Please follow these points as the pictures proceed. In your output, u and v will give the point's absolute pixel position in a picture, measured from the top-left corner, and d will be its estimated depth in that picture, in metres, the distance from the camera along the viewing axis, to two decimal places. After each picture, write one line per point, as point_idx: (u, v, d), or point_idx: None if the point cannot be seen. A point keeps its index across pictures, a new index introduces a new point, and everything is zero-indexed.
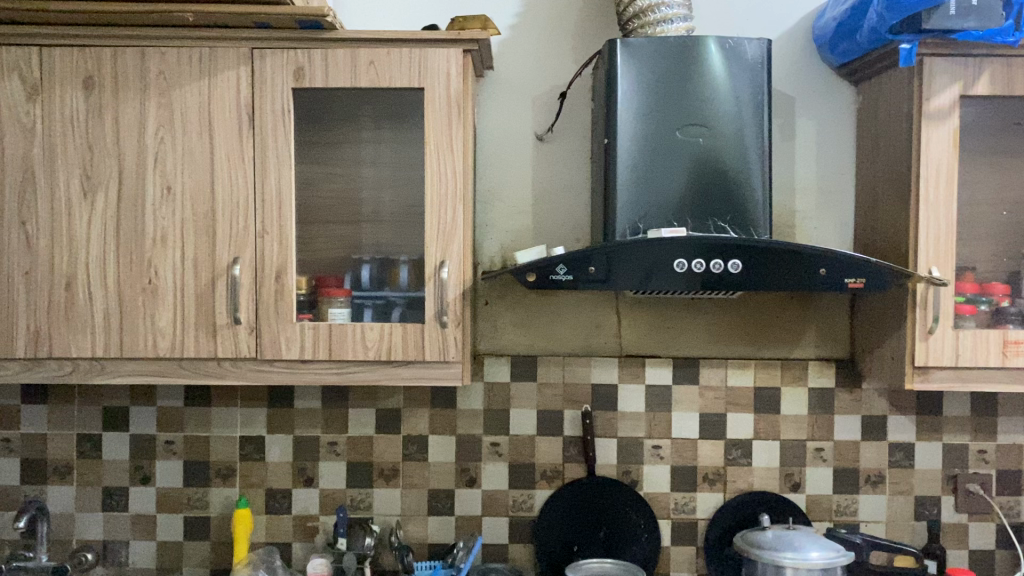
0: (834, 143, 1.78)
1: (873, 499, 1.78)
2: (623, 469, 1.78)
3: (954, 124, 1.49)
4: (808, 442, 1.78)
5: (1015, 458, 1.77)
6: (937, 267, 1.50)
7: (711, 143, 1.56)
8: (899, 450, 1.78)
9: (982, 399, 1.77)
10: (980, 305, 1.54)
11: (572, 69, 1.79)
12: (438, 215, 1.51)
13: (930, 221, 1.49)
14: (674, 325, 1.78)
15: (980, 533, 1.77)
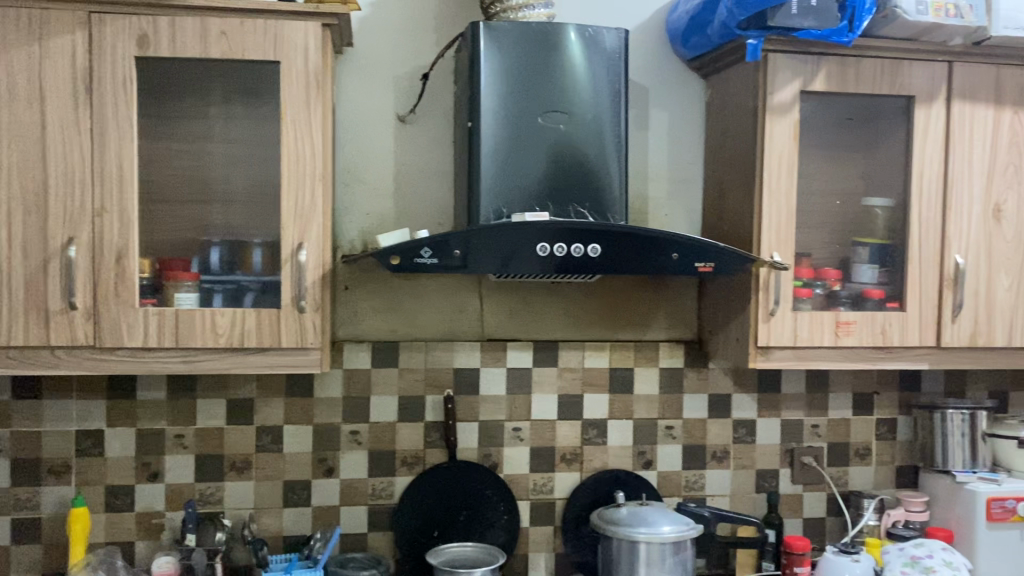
0: (686, 133, 1.85)
1: (719, 473, 1.87)
2: (483, 453, 1.79)
3: (795, 117, 1.58)
4: (659, 421, 1.85)
5: (844, 431, 1.91)
6: (778, 252, 1.59)
7: (571, 129, 1.58)
8: (742, 426, 1.88)
9: (815, 376, 1.90)
10: (815, 289, 1.64)
11: (433, 50, 1.77)
12: (296, 195, 1.45)
13: (773, 208, 1.58)
14: (534, 309, 1.80)
15: (814, 502, 1.90)
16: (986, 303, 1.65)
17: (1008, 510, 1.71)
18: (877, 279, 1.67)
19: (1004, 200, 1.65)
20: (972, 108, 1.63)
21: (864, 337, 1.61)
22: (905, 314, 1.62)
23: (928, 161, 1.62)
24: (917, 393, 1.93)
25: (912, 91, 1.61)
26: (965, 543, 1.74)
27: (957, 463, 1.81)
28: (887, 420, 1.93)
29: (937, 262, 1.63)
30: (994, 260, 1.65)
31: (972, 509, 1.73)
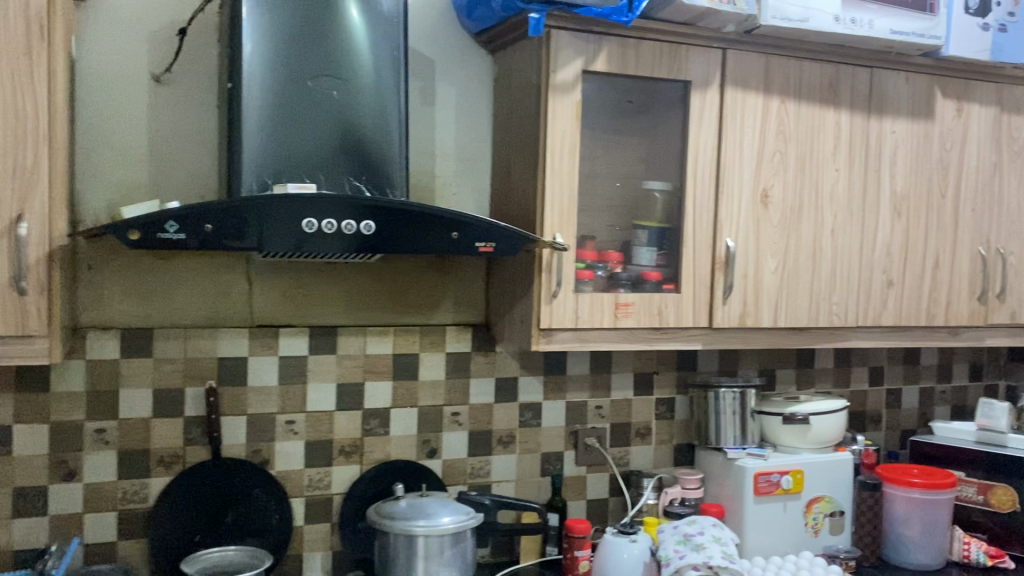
0: (472, 109, 1.78)
1: (503, 459, 1.83)
2: (252, 448, 1.65)
3: (576, 97, 1.55)
4: (444, 407, 1.78)
5: (626, 412, 1.93)
6: (560, 234, 1.56)
7: (346, 96, 1.46)
8: (527, 410, 1.85)
9: (598, 358, 1.90)
10: (597, 271, 1.62)
11: (194, 4, 1.59)
12: (14, 158, 1.25)
13: (555, 189, 1.55)
14: (310, 291, 1.67)
15: (597, 484, 1.91)
16: (755, 286, 1.70)
17: (772, 483, 1.79)
18: (655, 261, 1.68)
19: (772, 186, 1.71)
20: (744, 96, 1.67)
21: (642, 318, 1.62)
22: (681, 296, 1.65)
23: (702, 147, 1.64)
24: (693, 372, 1.99)
25: (690, 77, 1.62)
26: (734, 518, 1.81)
27: (729, 440, 1.86)
28: (666, 400, 1.97)
29: (710, 245, 1.66)
30: (762, 245, 1.70)
31: (741, 484, 1.79)
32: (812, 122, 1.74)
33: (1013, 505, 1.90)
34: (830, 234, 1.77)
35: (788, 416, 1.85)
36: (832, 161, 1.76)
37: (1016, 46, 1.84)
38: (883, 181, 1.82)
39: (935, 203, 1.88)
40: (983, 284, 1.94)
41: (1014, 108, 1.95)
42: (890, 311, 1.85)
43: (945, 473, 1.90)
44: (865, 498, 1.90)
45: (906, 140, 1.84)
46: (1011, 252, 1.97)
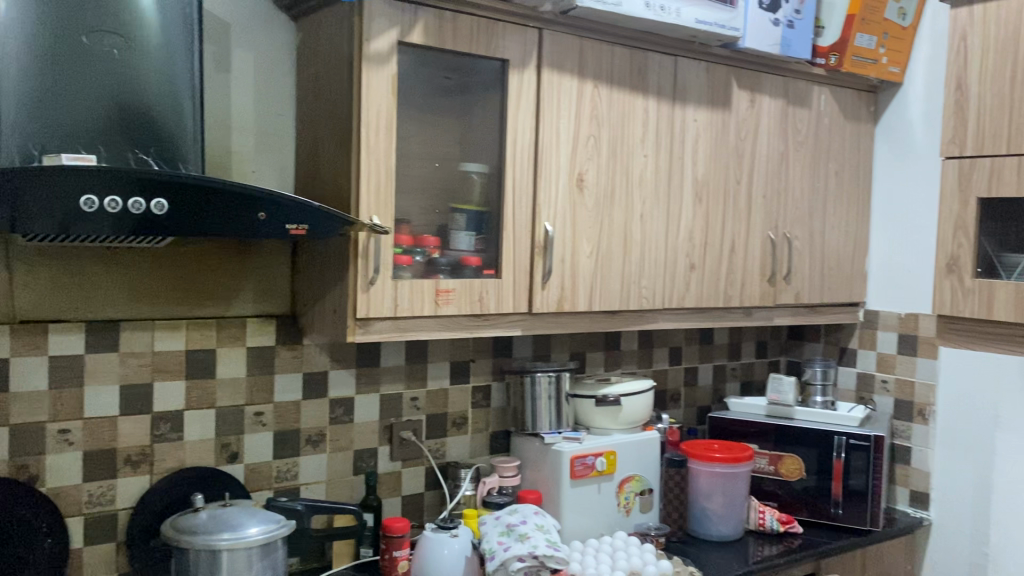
0: (274, 81, 1.63)
1: (313, 459, 1.71)
2: (17, 465, 1.41)
3: (392, 70, 1.45)
4: (246, 407, 1.63)
5: (441, 402, 1.86)
6: (377, 216, 1.46)
7: (128, 56, 1.27)
8: (338, 406, 1.73)
9: (413, 347, 1.82)
10: (414, 256, 1.54)
11: None
12: None
13: (371, 169, 1.45)
14: (87, 281, 1.45)
15: (412, 479, 1.83)
16: (571, 271, 1.69)
17: (588, 466, 1.78)
18: (474, 247, 1.62)
19: (586, 170, 1.70)
20: (558, 78, 1.64)
21: (462, 305, 1.56)
22: (500, 281, 1.60)
23: (520, 129, 1.60)
24: (508, 358, 1.96)
25: (506, 56, 1.57)
26: (551, 503, 1.79)
27: (545, 425, 1.84)
28: (482, 388, 1.92)
29: (529, 229, 1.63)
30: (578, 229, 1.70)
31: (557, 468, 1.77)
32: (622, 107, 1.75)
33: (799, 474, 2.04)
34: (639, 220, 1.80)
35: (601, 398, 1.85)
36: (641, 147, 1.78)
37: (802, 43, 1.96)
38: (686, 168, 1.87)
39: (732, 190, 1.96)
40: (773, 267, 2.05)
41: (798, 101, 2.07)
42: (693, 294, 1.90)
43: (742, 447, 1.99)
44: (672, 476, 1.95)
45: (706, 129, 1.90)
46: (795, 237, 2.09)
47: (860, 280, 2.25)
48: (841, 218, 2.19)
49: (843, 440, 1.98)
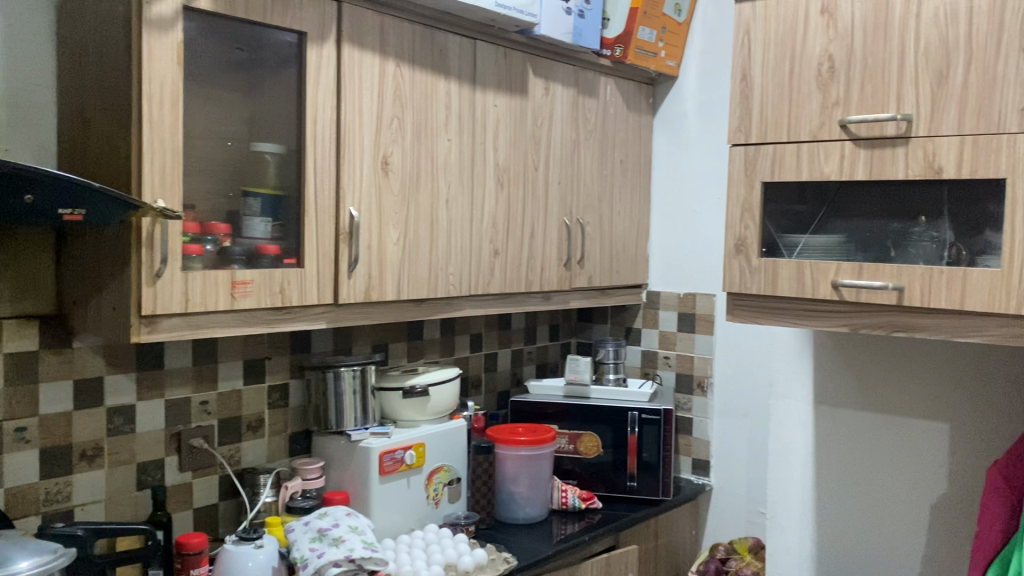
0: (30, 44, 1.41)
1: (89, 477, 1.51)
2: None
3: (177, 37, 1.31)
4: (5, 423, 1.40)
5: (234, 404, 1.72)
6: (163, 200, 1.31)
7: None
8: (117, 415, 1.54)
9: (202, 345, 1.66)
10: (205, 245, 1.39)
11: None
12: None
13: (155, 147, 1.29)
14: None
15: (204, 489, 1.68)
16: (378, 259, 1.62)
17: (397, 460, 1.72)
18: (270, 233, 1.49)
19: (390, 153, 1.64)
20: (359, 55, 1.56)
21: (262, 298, 1.44)
22: (302, 271, 1.50)
23: (320, 108, 1.51)
24: (306, 353, 1.84)
25: (303, 28, 1.46)
26: (359, 502, 1.71)
27: (350, 422, 1.75)
28: (279, 387, 1.80)
29: (332, 214, 1.54)
30: (383, 214, 1.63)
31: (365, 466, 1.69)
32: (425, 89, 1.70)
33: (596, 451, 2.07)
34: (444, 205, 1.76)
35: (409, 389, 1.79)
36: (444, 130, 1.75)
37: (592, 32, 2.01)
38: (487, 153, 1.86)
39: (530, 176, 1.97)
40: (569, 251, 2.09)
41: (587, 91, 2.11)
42: (497, 279, 1.90)
43: (545, 428, 1.99)
44: (481, 463, 1.88)
45: (505, 115, 1.89)
46: (588, 222, 2.14)
47: (643, 263, 2.35)
48: (627, 204, 2.27)
49: (636, 416, 2.04)
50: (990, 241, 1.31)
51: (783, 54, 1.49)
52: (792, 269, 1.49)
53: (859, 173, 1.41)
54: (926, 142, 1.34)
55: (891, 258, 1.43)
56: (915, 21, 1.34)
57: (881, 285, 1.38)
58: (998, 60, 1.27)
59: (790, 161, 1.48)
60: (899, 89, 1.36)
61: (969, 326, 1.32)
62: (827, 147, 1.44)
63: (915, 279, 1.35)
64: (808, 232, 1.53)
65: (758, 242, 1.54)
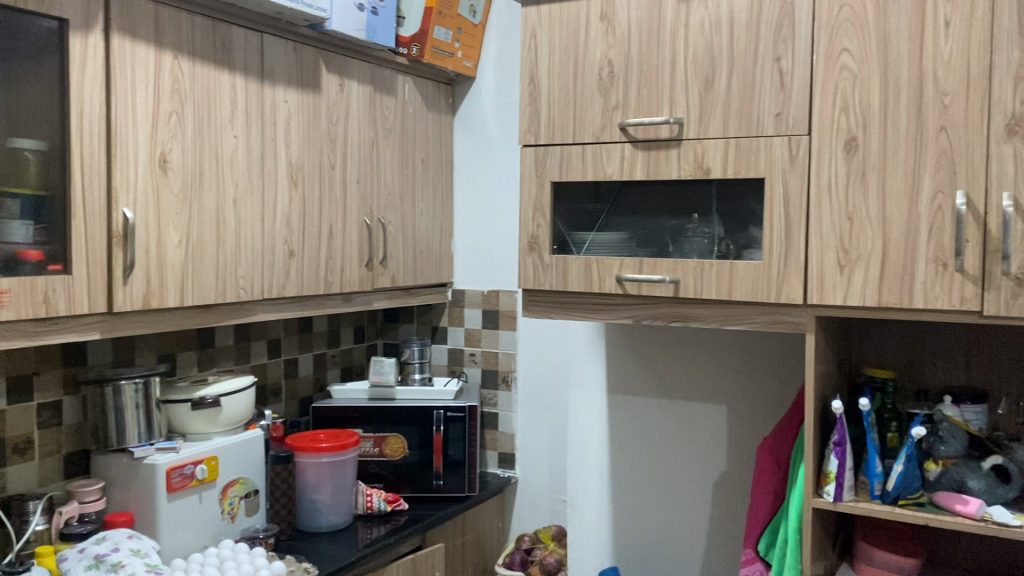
0: None
1: None
2: None
3: None
4: None
5: None
6: None
7: None
8: None
9: None
10: None
11: None
12: None
13: None
14: None
15: None
16: (157, 262, 1.53)
17: (187, 476, 1.62)
18: (32, 238, 1.36)
19: (169, 150, 1.54)
20: (130, 45, 1.46)
21: (23, 308, 1.30)
22: (70, 278, 1.38)
23: (87, 101, 1.39)
24: (82, 366, 1.71)
25: (64, 15, 1.34)
26: (145, 522, 1.60)
27: (132, 438, 1.62)
28: (51, 405, 1.66)
29: (104, 216, 1.43)
30: (162, 214, 1.54)
31: (151, 484, 1.58)
32: (206, 82, 1.61)
33: (401, 452, 2.03)
34: (232, 205, 1.68)
35: (199, 401, 1.70)
36: (230, 127, 1.67)
37: (386, 29, 1.98)
38: (278, 151, 1.79)
39: (326, 175, 1.92)
40: (370, 251, 2.05)
41: (384, 88, 2.08)
42: (293, 281, 1.84)
43: (348, 433, 1.94)
44: (280, 472, 1.85)
45: (297, 111, 1.84)
46: (389, 222, 2.12)
47: (447, 261, 2.35)
48: (429, 202, 2.27)
49: (442, 413, 2.02)
50: (753, 236, 1.42)
51: (568, 58, 1.54)
52: (581, 265, 1.55)
53: (638, 173, 1.48)
54: (696, 145, 1.42)
55: (669, 253, 1.51)
56: (685, 30, 1.43)
57: (659, 278, 1.46)
58: (756, 69, 1.37)
59: (576, 161, 1.54)
60: (672, 94, 1.44)
61: (737, 315, 1.42)
62: (609, 148, 1.50)
63: (689, 272, 1.44)
64: (594, 230, 1.58)
65: (549, 240, 1.58)
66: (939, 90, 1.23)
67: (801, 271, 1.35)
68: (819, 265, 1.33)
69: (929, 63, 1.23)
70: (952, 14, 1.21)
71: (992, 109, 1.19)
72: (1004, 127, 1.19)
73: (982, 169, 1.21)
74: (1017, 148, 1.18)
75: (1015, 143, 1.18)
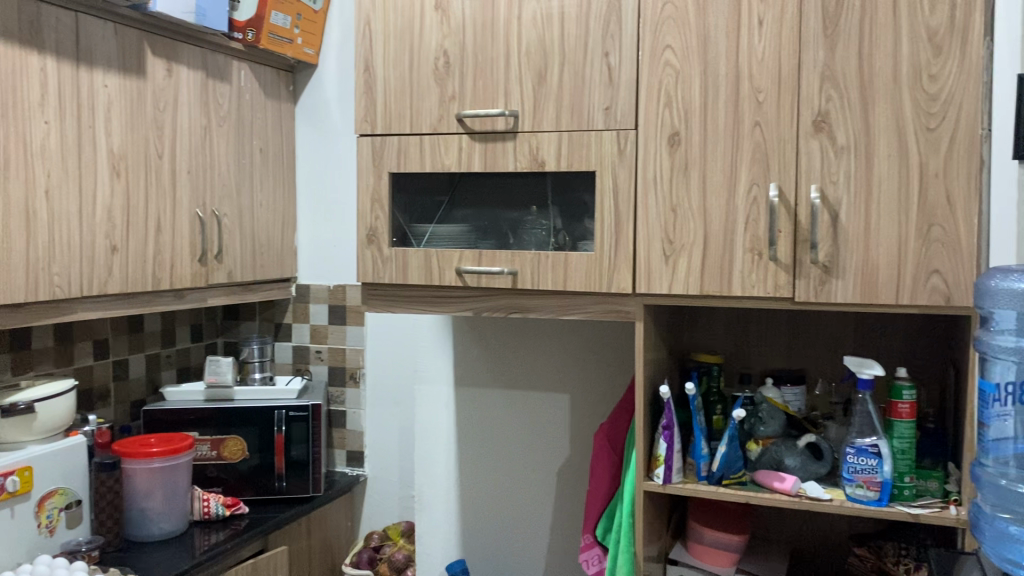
0: None
1: None
2: None
3: None
4: None
5: None
6: None
7: None
8: None
9: None
10: None
11: None
12: None
13: None
14: None
15: None
16: None
17: None
18: None
19: None
20: None
21: None
22: None
23: None
24: None
25: None
26: None
27: None
28: None
29: None
30: None
31: None
32: (11, 63, 1.48)
33: (241, 454, 1.96)
34: (44, 196, 1.56)
35: (9, 407, 1.57)
36: (40, 112, 1.55)
37: (218, 12, 1.89)
38: (97, 138, 1.68)
39: (152, 164, 1.82)
40: (203, 245, 1.96)
41: (217, 74, 1.99)
42: (117, 277, 1.73)
43: (181, 436, 1.85)
44: (105, 480, 1.73)
45: (118, 96, 1.73)
46: (224, 214, 2.03)
47: (290, 256, 2.27)
48: (269, 194, 2.19)
49: (283, 413, 1.96)
50: (588, 228, 1.44)
51: (403, 47, 1.51)
52: (421, 258, 1.53)
53: (475, 165, 1.47)
54: (530, 137, 1.43)
55: (508, 245, 1.51)
56: (517, 23, 1.43)
57: (498, 270, 1.46)
58: (586, 63, 1.39)
59: (413, 152, 1.51)
60: (506, 85, 1.44)
61: (572, 305, 1.45)
62: (446, 139, 1.49)
63: (526, 263, 1.45)
64: (434, 222, 1.57)
65: (388, 233, 1.55)
66: (753, 87, 1.29)
67: (630, 262, 1.38)
68: (647, 256, 1.37)
69: (745, 60, 1.29)
70: (765, 14, 1.28)
71: (801, 105, 1.26)
72: (812, 123, 1.26)
73: (792, 163, 1.27)
74: (823, 143, 1.25)
75: (821, 138, 1.25)
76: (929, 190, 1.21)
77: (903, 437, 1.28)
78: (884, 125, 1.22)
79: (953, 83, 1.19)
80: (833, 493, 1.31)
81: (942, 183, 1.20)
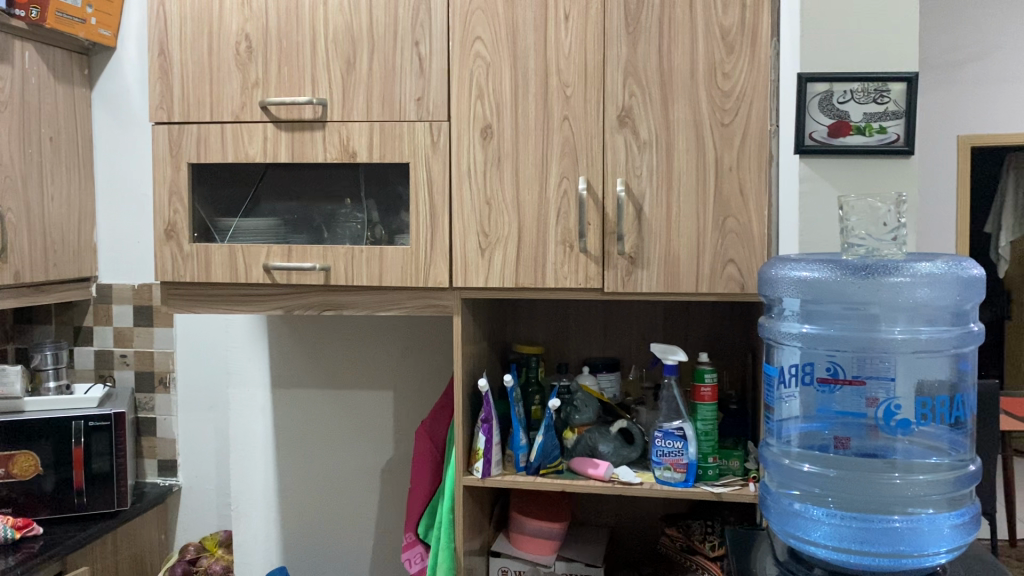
0: None
1: None
2: None
3: None
4: None
5: None
6: None
7: None
8: None
9: None
10: None
11: None
12: None
13: None
14: None
15: None
16: None
17: None
18: None
19: None
20: None
21: None
22: None
23: None
24: None
25: None
26: None
27: None
28: None
29: None
30: None
31: None
32: None
33: (34, 471, 1.79)
34: None
35: None
36: None
37: None
38: None
39: None
40: None
41: None
42: None
43: None
44: None
45: None
46: (8, 209, 1.85)
47: (89, 253, 2.10)
48: (62, 187, 2.01)
49: (81, 424, 1.82)
50: (403, 222, 1.41)
51: (201, 30, 1.42)
52: (225, 253, 1.44)
53: (283, 156, 1.41)
54: (340, 127, 1.38)
55: (322, 239, 1.46)
56: (323, 9, 1.38)
57: (309, 266, 1.40)
58: (396, 52, 1.35)
59: (215, 143, 1.43)
60: (313, 74, 1.39)
61: (388, 301, 1.41)
62: (249, 129, 1.42)
63: (339, 258, 1.40)
64: (239, 216, 1.49)
65: (189, 227, 1.46)
66: (561, 81, 1.30)
67: (446, 256, 1.36)
68: (462, 249, 1.36)
69: (552, 55, 1.30)
70: (571, 9, 1.29)
71: (606, 101, 1.29)
72: (616, 119, 1.28)
73: (599, 157, 1.30)
74: (627, 138, 1.28)
75: (626, 133, 1.28)
76: (724, 183, 1.27)
77: (706, 419, 1.34)
78: (683, 121, 1.27)
79: (744, 81, 1.25)
80: (643, 476, 1.36)
81: (735, 176, 1.26)
